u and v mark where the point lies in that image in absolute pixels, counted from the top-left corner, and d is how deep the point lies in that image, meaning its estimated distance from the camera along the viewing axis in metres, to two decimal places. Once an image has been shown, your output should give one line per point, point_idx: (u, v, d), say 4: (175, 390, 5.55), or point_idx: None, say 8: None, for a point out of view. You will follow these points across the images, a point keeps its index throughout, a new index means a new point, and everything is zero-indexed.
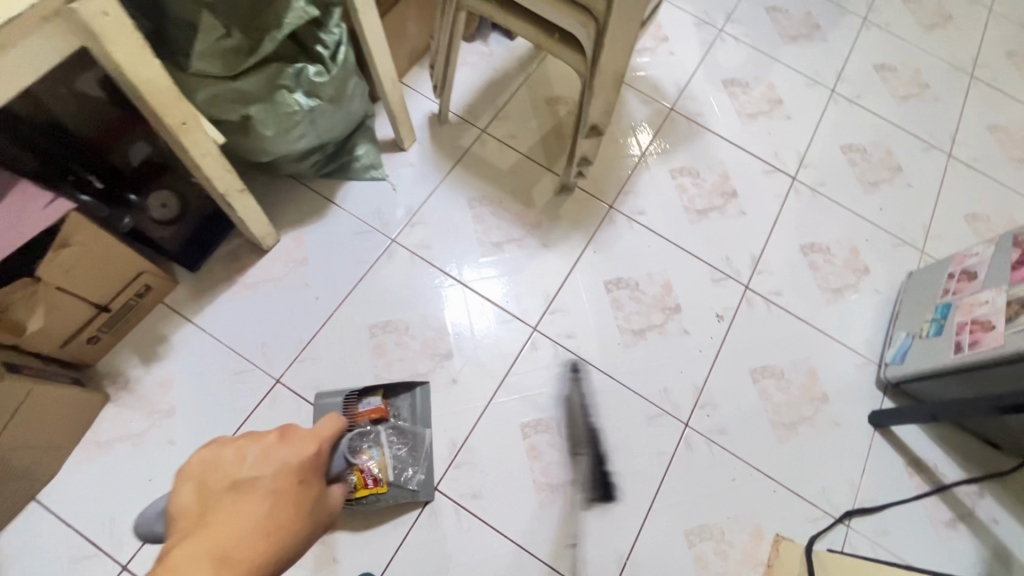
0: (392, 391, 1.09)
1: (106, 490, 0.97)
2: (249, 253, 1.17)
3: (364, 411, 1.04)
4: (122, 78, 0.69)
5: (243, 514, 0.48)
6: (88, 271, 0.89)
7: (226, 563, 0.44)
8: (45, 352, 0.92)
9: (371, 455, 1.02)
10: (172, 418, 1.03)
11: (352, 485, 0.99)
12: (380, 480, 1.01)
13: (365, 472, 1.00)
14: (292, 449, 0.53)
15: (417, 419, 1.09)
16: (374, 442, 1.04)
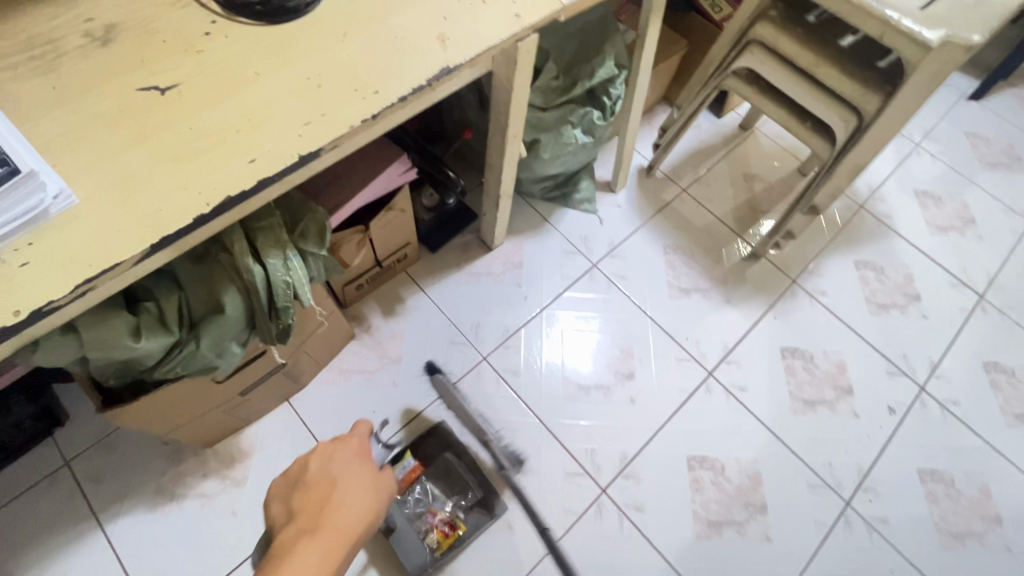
0: (415, 445, 1.14)
1: (342, 410, 1.16)
2: (477, 248, 1.37)
3: (402, 474, 1.10)
4: (504, 97, 0.91)
5: (326, 494, 0.61)
6: (389, 231, 1.11)
7: (322, 525, 0.58)
8: (334, 285, 1.15)
9: (434, 509, 1.08)
10: (398, 366, 1.22)
11: (435, 542, 1.05)
12: (456, 524, 1.07)
13: (440, 524, 1.07)
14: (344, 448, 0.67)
15: (447, 446, 1.15)
16: (427, 497, 1.10)
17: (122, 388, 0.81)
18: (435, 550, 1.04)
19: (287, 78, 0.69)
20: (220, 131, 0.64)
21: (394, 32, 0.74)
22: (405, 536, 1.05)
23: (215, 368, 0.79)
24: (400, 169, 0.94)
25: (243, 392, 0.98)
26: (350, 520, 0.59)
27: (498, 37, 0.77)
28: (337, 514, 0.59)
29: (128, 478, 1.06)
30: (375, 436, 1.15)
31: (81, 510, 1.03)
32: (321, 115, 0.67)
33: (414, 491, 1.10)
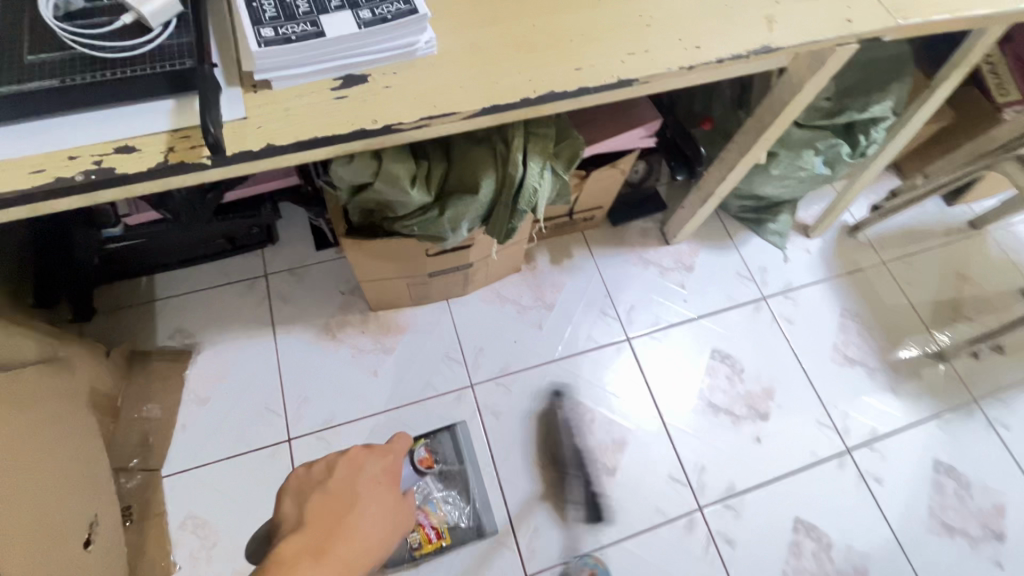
0: (435, 436, 1.13)
1: (488, 329, 1.24)
2: (655, 238, 1.38)
3: (409, 463, 1.09)
4: (782, 97, 0.90)
5: (351, 497, 0.60)
6: (595, 188, 1.16)
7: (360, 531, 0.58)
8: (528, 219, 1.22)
9: (428, 509, 1.07)
10: (548, 312, 1.27)
11: (417, 541, 1.05)
12: (441, 535, 1.06)
13: (428, 528, 1.06)
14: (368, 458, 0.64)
15: (463, 457, 1.12)
16: (426, 494, 1.09)
17: (360, 228, 0.93)
18: (414, 549, 1.04)
19: (622, 10, 0.74)
20: (558, 35, 0.71)
21: (727, 1, 0.77)
22: None
23: (439, 240, 0.88)
24: (647, 131, 0.98)
25: (430, 274, 1.08)
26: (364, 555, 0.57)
27: (823, 35, 0.76)
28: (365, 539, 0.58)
29: (305, 308, 1.21)
30: (508, 364, 1.21)
31: (264, 317, 1.19)
32: (643, 51, 0.72)
33: (412, 480, 1.09)
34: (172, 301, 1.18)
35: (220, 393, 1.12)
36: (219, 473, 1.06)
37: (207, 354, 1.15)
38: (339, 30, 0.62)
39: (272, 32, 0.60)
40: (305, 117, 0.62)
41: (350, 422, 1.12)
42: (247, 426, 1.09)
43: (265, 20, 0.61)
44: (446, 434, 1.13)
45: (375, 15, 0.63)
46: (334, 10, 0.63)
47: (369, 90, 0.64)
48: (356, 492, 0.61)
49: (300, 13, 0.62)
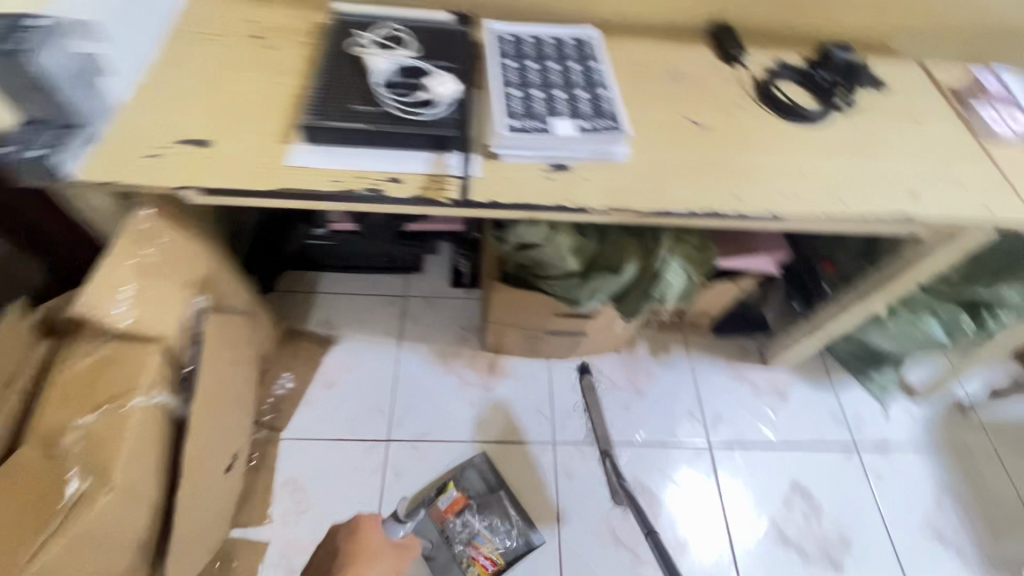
0: (458, 475, 1.22)
1: (580, 396, 1.33)
2: (753, 358, 1.44)
3: (446, 505, 1.18)
4: (912, 260, 0.99)
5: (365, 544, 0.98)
6: (711, 297, 1.27)
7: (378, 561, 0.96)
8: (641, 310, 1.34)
9: (478, 542, 1.16)
10: (638, 397, 1.35)
11: (476, 575, 1.13)
12: (497, 561, 1.14)
13: (482, 558, 1.14)
14: (370, 520, 1.01)
15: (489, 489, 1.21)
16: (472, 530, 1.17)
17: (509, 278, 1.10)
18: None
19: (783, 159, 0.89)
20: (727, 168, 0.87)
21: (876, 170, 0.90)
22: (446, 561, 1.14)
23: (575, 304, 1.03)
24: (776, 259, 1.09)
25: (548, 332, 1.22)
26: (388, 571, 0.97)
27: (964, 216, 0.86)
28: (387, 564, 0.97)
29: (430, 332, 1.39)
30: (590, 433, 1.29)
31: (396, 330, 1.38)
32: (796, 195, 0.86)
33: (452, 524, 1.18)
34: (330, 297, 1.41)
35: (345, 382, 1.29)
36: (325, 450, 1.21)
37: (343, 346, 1.34)
38: (563, 132, 0.82)
39: (517, 124, 0.82)
40: (521, 186, 0.81)
41: (441, 441, 1.25)
42: (358, 417, 1.25)
43: (514, 114, 0.83)
44: (470, 466, 1.23)
45: (592, 127, 0.83)
46: (563, 117, 0.83)
47: (571, 177, 0.83)
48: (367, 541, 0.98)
49: (538, 114, 0.83)
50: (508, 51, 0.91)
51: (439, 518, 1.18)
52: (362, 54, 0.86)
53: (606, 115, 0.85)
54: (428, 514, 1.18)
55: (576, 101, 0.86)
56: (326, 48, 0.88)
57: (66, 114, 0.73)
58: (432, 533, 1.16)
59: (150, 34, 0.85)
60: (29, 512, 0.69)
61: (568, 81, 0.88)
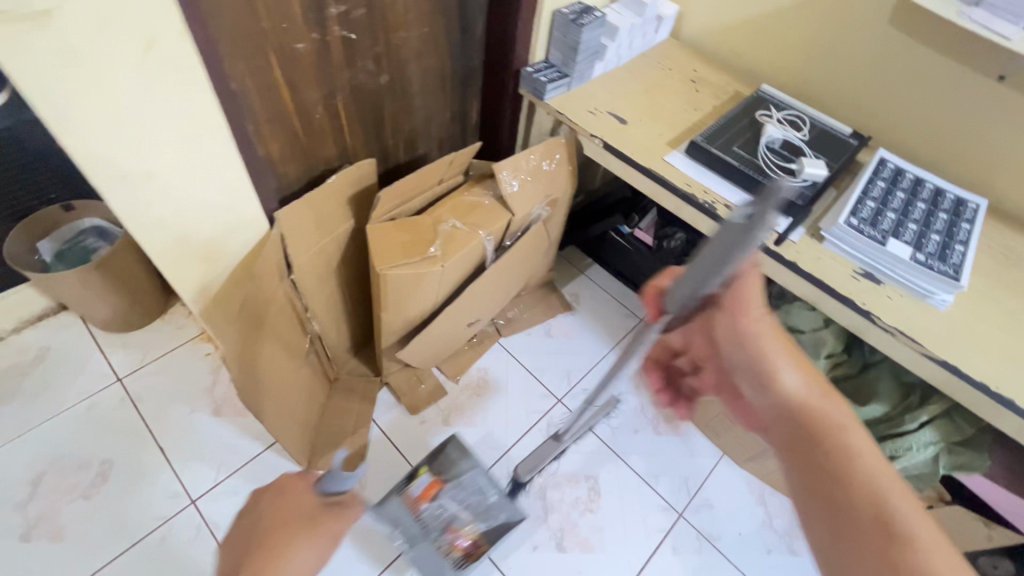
0: (428, 459, 1.11)
1: (730, 505, 1.29)
2: None
3: (418, 492, 1.07)
4: None
5: (284, 521, 0.76)
6: None
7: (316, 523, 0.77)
8: None
9: (456, 525, 1.08)
10: (785, 554, 1.23)
11: (461, 558, 1.06)
12: (475, 539, 1.09)
13: (463, 539, 1.08)
14: (301, 482, 0.83)
15: (459, 469, 1.13)
16: (449, 515, 1.08)
17: None
18: (465, 561, 1.06)
19: None
20: None
21: None
22: (427, 551, 1.06)
23: None
24: None
25: None
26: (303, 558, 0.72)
27: None
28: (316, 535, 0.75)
29: None
30: (716, 540, 1.24)
31: (617, 336, 1.56)
32: None
33: (427, 510, 1.07)
34: (589, 281, 1.66)
35: (559, 341, 1.52)
36: (515, 371, 1.45)
37: (573, 318, 1.58)
38: (894, 251, 0.88)
39: (856, 223, 0.90)
40: (827, 269, 0.91)
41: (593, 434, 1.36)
42: (550, 369, 1.46)
43: (857, 216, 0.92)
44: (445, 450, 1.14)
45: (926, 262, 0.86)
46: (902, 242, 0.89)
47: (877, 289, 0.89)
48: (285, 518, 0.77)
49: (880, 228, 0.91)
50: (883, 174, 1.00)
51: (415, 508, 1.06)
52: (762, 119, 1.08)
53: (947, 262, 0.87)
54: (402, 502, 1.06)
55: (924, 238, 0.90)
56: (738, 105, 1.12)
57: (568, 66, 1.12)
58: (407, 518, 1.07)
59: (633, 48, 1.22)
60: (409, 245, 1.02)
61: (926, 221, 0.93)
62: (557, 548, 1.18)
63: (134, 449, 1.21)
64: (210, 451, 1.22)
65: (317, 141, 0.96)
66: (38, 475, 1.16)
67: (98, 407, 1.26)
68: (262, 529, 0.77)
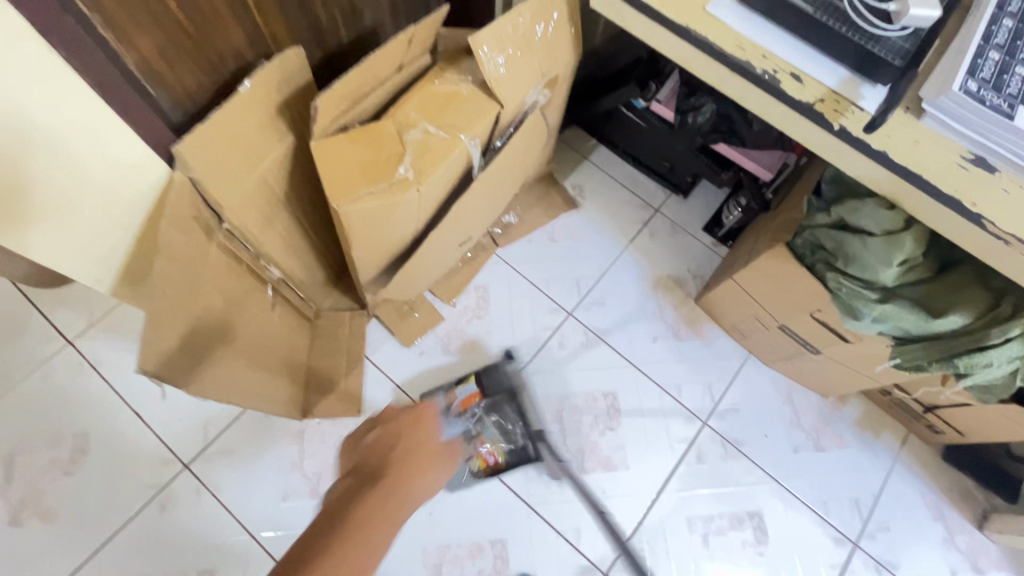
0: (482, 375, 1.18)
1: (756, 405, 1.22)
2: (969, 511, 1.17)
3: (463, 396, 1.13)
4: None
5: (397, 448, 0.75)
6: (987, 423, 1.03)
7: (411, 454, 0.73)
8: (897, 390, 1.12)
9: (483, 438, 1.11)
10: (812, 449, 1.19)
11: (477, 467, 1.10)
12: (499, 458, 1.10)
13: (486, 456, 1.10)
14: (431, 418, 0.79)
15: (510, 391, 1.17)
16: (482, 426, 1.12)
17: (791, 252, 0.96)
18: (473, 472, 1.10)
19: None
20: None
21: None
22: None
23: (851, 316, 0.88)
24: None
25: (781, 327, 1.10)
26: (428, 485, 0.71)
27: None
28: (427, 458, 0.73)
29: (658, 253, 1.34)
30: (742, 443, 1.18)
31: (631, 232, 1.36)
32: None
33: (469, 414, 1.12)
34: (595, 169, 1.41)
35: (566, 245, 1.33)
36: (518, 285, 1.28)
37: (580, 214, 1.36)
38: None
39: (976, 88, 0.66)
40: (927, 157, 0.68)
41: (610, 348, 1.24)
42: (558, 279, 1.29)
43: (978, 77, 0.66)
44: (492, 368, 1.19)
45: None
46: None
47: (991, 180, 0.67)
48: (397, 443, 0.75)
49: (1008, 91, 0.66)
50: (1010, 7, 0.72)
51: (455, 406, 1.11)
52: None
53: None
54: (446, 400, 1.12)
55: None
56: None
57: None
58: None
59: None
60: (369, 165, 0.77)
61: None
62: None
63: (105, 420, 1.08)
64: (189, 411, 1.10)
65: (213, 30, 0.67)
66: (8, 457, 1.05)
67: (52, 377, 1.11)
68: (381, 466, 0.72)
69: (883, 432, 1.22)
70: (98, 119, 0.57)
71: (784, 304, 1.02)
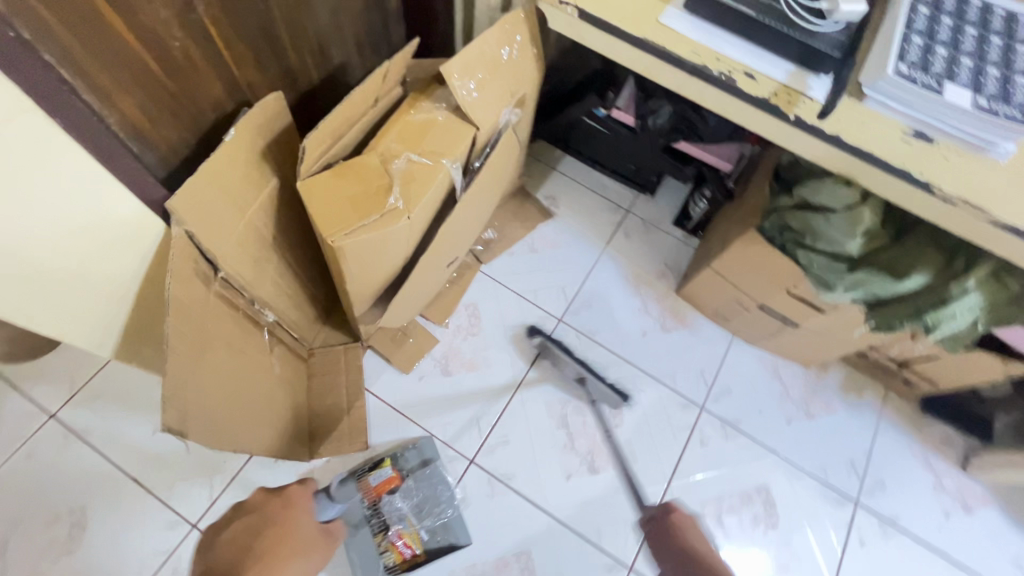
0: (399, 459, 1.13)
1: (747, 384, 1.27)
2: (953, 455, 1.25)
3: (377, 482, 1.10)
4: None
5: (284, 541, 0.67)
6: (956, 370, 1.11)
7: (281, 539, 0.67)
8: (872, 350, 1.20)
9: (399, 527, 1.08)
10: (804, 418, 1.25)
11: (392, 562, 1.06)
12: (414, 551, 1.07)
13: (401, 547, 1.07)
14: (301, 498, 0.74)
15: (422, 473, 1.12)
16: (400, 513, 1.09)
17: (762, 235, 1.02)
18: (392, 567, 1.06)
19: None
20: None
21: None
22: (368, 545, 1.07)
23: (824, 288, 0.95)
24: None
25: (760, 306, 1.16)
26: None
27: None
28: (292, 544, 0.67)
29: (635, 251, 1.40)
30: (738, 421, 1.23)
31: (606, 234, 1.41)
32: None
33: (382, 502, 1.10)
34: (565, 178, 1.46)
35: (546, 254, 1.37)
36: (506, 298, 1.30)
37: (556, 223, 1.41)
38: (952, 99, 0.72)
39: (906, 70, 0.73)
40: (873, 134, 0.75)
41: (602, 348, 1.28)
42: (544, 288, 1.33)
43: (906, 60, 0.74)
44: (411, 447, 1.14)
45: (989, 107, 0.72)
46: (959, 84, 0.73)
47: (930, 149, 0.75)
48: (285, 530, 0.68)
49: (933, 70, 0.74)
50: None
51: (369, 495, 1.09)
52: None
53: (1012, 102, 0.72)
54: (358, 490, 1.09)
55: (982, 75, 0.74)
56: None
57: None
58: (354, 508, 1.08)
59: None
60: (358, 198, 0.79)
61: (979, 52, 0.77)
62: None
63: (103, 490, 1.05)
64: (192, 467, 1.07)
65: (190, 82, 0.67)
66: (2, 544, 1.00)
67: (39, 455, 1.06)
68: (247, 559, 0.63)
69: (866, 392, 1.29)
70: (77, 187, 0.56)
71: (762, 284, 1.09)
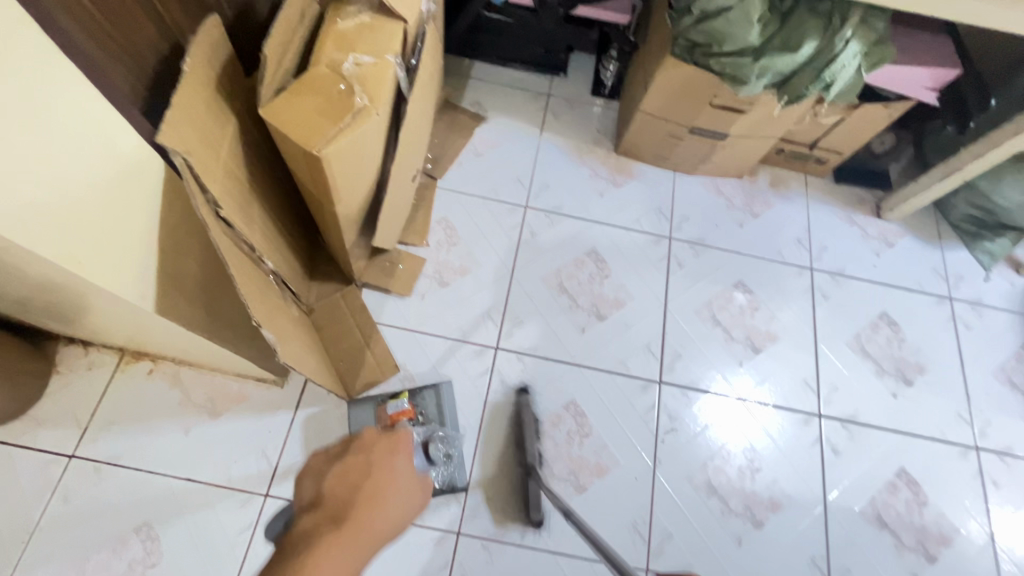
0: (416, 395, 1.16)
1: (699, 207, 1.43)
2: (868, 208, 1.49)
3: (393, 413, 1.09)
4: None
5: (387, 485, 0.64)
6: (852, 131, 1.31)
7: (375, 494, 0.62)
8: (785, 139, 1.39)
9: None
10: (750, 218, 1.44)
11: None
12: None
13: None
14: (405, 441, 0.69)
15: (444, 419, 1.16)
16: None
17: (676, 59, 1.14)
18: None
19: None
20: None
21: None
22: None
23: (740, 84, 1.08)
24: (923, 84, 1.11)
25: (691, 131, 1.30)
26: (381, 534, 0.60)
27: None
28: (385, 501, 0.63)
29: (567, 127, 1.49)
30: (702, 238, 1.40)
31: (537, 121, 1.48)
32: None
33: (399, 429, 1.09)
34: (482, 82, 1.51)
35: (491, 153, 1.43)
36: (470, 203, 1.36)
37: (490, 125, 1.46)
38: None
39: None
40: None
41: (571, 218, 1.38)
42: (500, 183, 1.39)
43: None
44: (427, 392, 1.17)
45: None
46: None
47: None
48: (381, 467, 0.65)
49: None
50: None
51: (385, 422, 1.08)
52: None
53: None
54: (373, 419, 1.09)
55: None
56: None
57: None
58: None
59: None
60: (326, 108, 0.81)
61: None
62: (578, 491, 1.14)
63: (162, 498, 1.04)
64: (243, 447, 1.08)
65: (128, 25, 0.65)
66: None
67: (74, 496, 1.02)
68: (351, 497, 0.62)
69: (790, 183, 1.50)
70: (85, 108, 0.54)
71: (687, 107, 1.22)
